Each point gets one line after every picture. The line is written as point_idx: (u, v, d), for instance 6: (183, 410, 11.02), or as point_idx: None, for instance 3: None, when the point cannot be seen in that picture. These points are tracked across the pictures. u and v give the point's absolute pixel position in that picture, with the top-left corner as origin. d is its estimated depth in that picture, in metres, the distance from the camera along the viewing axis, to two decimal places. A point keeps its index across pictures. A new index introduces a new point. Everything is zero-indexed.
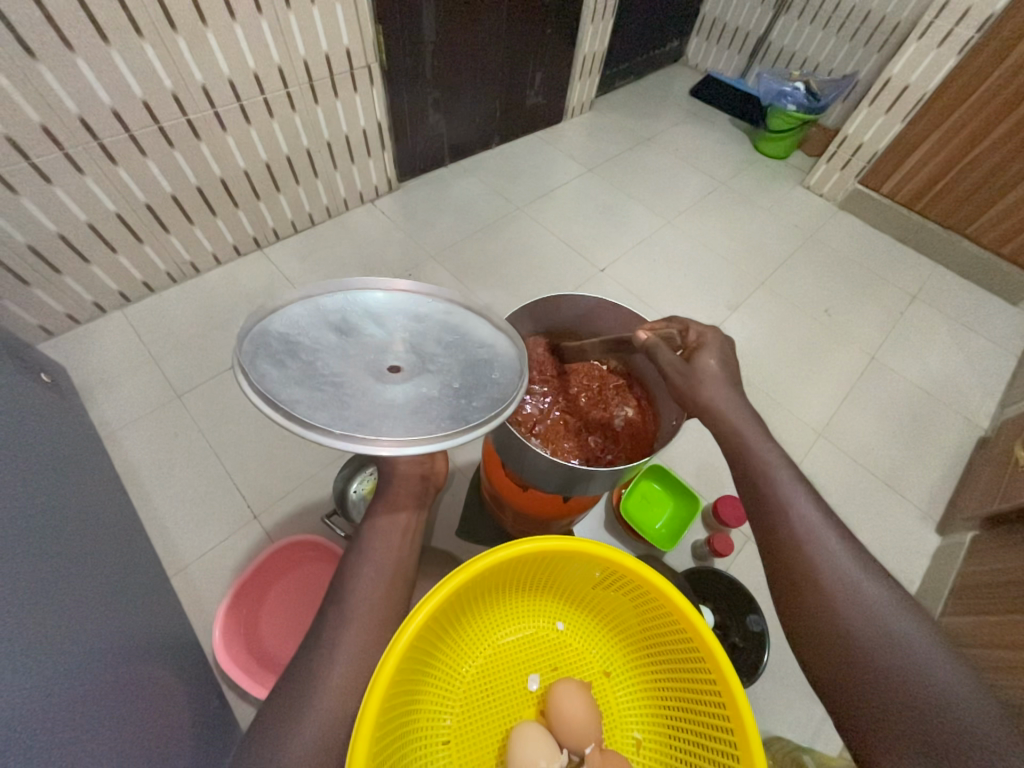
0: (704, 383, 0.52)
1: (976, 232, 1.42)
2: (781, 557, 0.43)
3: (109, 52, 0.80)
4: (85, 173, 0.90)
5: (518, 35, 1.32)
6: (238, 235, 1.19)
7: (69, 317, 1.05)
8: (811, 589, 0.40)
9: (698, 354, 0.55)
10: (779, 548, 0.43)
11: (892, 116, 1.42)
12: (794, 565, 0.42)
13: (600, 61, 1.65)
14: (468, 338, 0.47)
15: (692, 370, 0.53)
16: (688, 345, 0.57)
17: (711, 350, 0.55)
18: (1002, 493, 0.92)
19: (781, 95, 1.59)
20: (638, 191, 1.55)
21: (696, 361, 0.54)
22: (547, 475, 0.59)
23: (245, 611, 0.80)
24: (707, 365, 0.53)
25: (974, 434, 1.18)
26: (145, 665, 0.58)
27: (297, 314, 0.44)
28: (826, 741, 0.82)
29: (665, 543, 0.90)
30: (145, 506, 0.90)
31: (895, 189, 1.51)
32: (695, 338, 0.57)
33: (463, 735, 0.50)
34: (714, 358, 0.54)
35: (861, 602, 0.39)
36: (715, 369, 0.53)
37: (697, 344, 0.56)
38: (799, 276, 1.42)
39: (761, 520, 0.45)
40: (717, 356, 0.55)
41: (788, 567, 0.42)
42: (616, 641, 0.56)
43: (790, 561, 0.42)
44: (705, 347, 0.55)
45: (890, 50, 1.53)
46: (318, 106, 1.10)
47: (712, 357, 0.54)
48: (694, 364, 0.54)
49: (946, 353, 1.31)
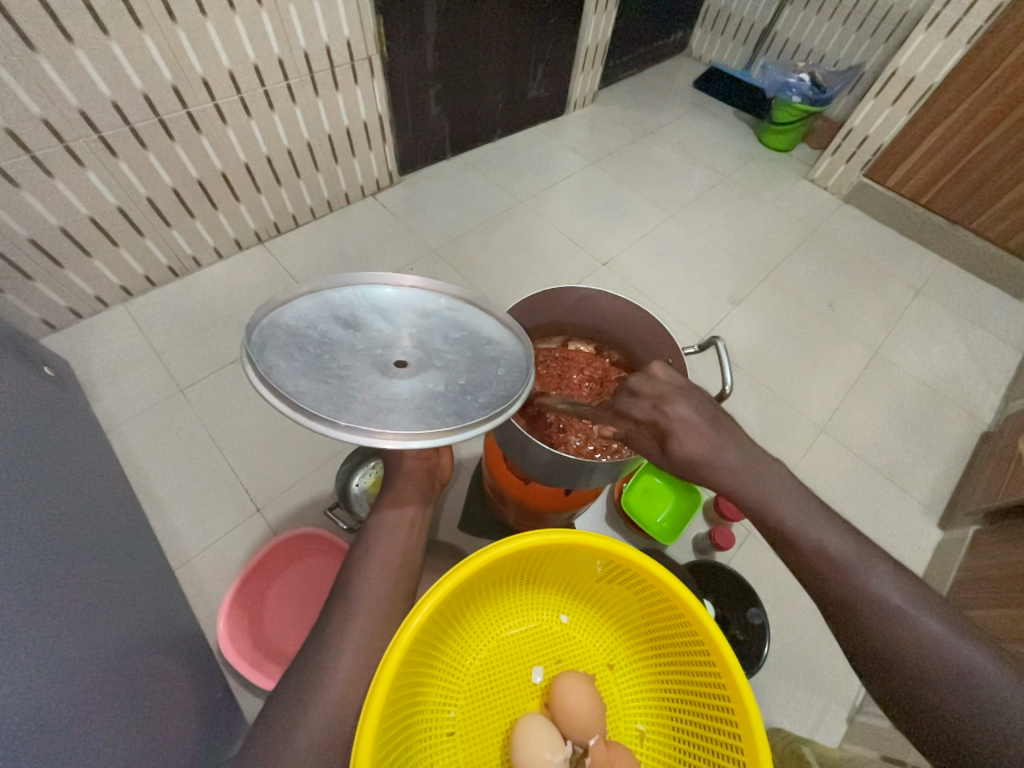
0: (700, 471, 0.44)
1: (981, 225, 1.41)
2: (878, 663, 0.38)
3: (109, 44, 0.79)
4: (85, 166, 0.89)
5: (520, 25, 1.30)
6: (239, 229, 1.19)
7: (72, 311, 1.05)
8: (925, 693, 0.36)
9: (669, 439, 0.45)
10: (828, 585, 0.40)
11: (898, 108, 1.40)
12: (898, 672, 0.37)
13: (603, 52, 1.63)
14: (475, 335, 0.46)
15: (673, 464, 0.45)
16: (652, 427, 0.46)
17: (679, 431, 0.44)
18: (1005, 488, 0.93)
19: (785, 87, 1.58)
20: (641, 184, 1.54)
21: (673, 455, 0.45)
22: (547, 469, 0.59)
23: (249, 603, 0.81)
24: (686, 455, 0.44)
25: (978, 429, 1.18)
26: (150, 658, 0.58)
27: (306, 308, 0.44)
28: (827, 733, 0.82)
29: (666, 537, 0.90)
30: (149, 500, 0.91)
31: (900, 182, 1.49)
32: (651, 422, 0.46)
33: (468, 727, 0.50)
34: (690, 441, 0.44)
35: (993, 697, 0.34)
36: (699, 453, 0.43)
37: (661, 426, 0.45)
38: (803, 270, 1.41)
39: (843, 625, 0.40)
40: (693, 434, 0.44)
41: (894, 673, 0.37)
42: (619, 633, 0.57)
43: (892, 669, 0.37)
44: (669, 434, 0.44)
45: (896, 41, 1.51)
46: (318, 98, 1.09)
47: (686, 442, 0.44)
48: (669, 455, 0.45)
49: (950, 348, 1.31)
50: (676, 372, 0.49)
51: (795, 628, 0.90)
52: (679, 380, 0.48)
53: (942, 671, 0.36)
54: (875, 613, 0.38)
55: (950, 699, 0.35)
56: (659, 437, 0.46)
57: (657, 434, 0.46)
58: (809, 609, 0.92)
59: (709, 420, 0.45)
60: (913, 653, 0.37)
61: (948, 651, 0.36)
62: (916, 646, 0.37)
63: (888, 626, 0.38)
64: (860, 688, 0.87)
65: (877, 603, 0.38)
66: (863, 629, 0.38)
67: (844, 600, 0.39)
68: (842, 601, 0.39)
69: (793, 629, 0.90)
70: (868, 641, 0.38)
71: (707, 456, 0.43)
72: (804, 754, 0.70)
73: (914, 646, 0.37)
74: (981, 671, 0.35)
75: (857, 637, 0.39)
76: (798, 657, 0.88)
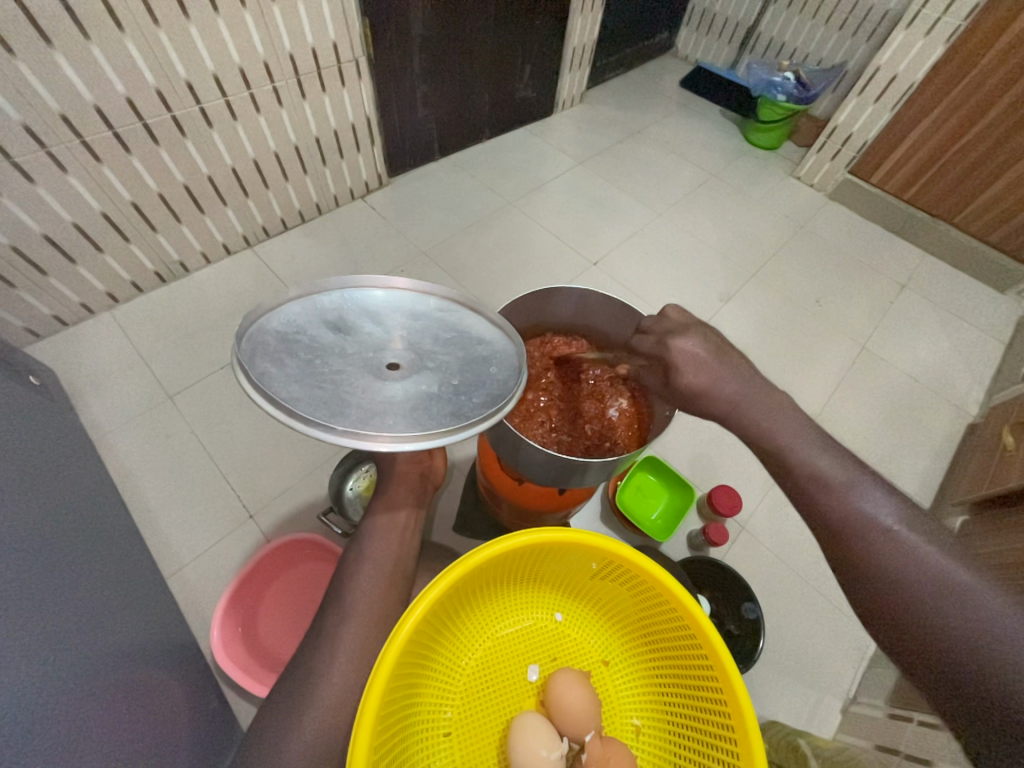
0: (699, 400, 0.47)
1: (963, 220, 1.43)
2: (863, 581, 0.39)
3: (89, 47, 0.78)
4: (68, 172, 0.88)
5: (506, 26, 1.30)
6: (227, 233, 1.18)
7: (56, 318, 1.04)
8: (906, 608, 0.37)
9: (670, 370, 0.49)
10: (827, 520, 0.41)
11: (880, 106, 1.43)
12: (881, 588, 0.38)
13: (590, 52, 1.63)
14: (467, 334, 0.46)
15: (676, 393, 0.49)
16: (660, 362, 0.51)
17: (680, 362, 0.48)
18: (991, 478, 0.94)
19: (770, 85, 1.60)
20: (629, 183, 1.55)
21: (674, 385, 0.48)
22: (540, 469, 0.59)
23: (243, 612, 0.80)
24: (685, 384, 0.47)
25: (964, 421, 1.20)
26: (142, 669, 0.57)
27: (294, 313, 0.43)
28: (821, 724, 0.83)
29: (661, 534, 0.90)
30: (139, 509, 0.90)
31: (885, 179, 1.51)
32: (658, 357, 0.51)
33: (465, 726, 0.50)
34: (690, 370, 0.47)
35: (978, 614, 0.35)
36: (698, 383, 0.47)
37: (665, 359, 0.49)
38: (790, 267, 1.42)
39: (831, 545, 0.41)
40: (693, 365, 0.47)
41: (877, 590, 0.38)
42: (613, 630, 0.57)
43: (876, 585, 0.38)
44: (672, 365, 0.48)
45: (878, 40, 1.53)
46: (305, 101, 1.09)
47: (686, 371, 0.47)
48: (674, 385, 0.49)
49: (935, 340, 1.33)
50: (689, 315, 0.52)
51: (789, 621, 0.91)
52: (691, 319, 0.52)
53: (927, 588, 0.37)
54: (863, 533, 0.39)
55: (936, 611, 0.36)
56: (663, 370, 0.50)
57: (663, 367, 0.50)
58: (803, 602, 0.93)
59: (712, 353, 0.48)
60: (897, 570, 0.38)
61: (937, 569, 0.37)
62: (904, 565, 0.38)
63: (875, 547, 0.39)
64: (854, 679, 0.88)
65: (871, 524, 0.39)
66: (855, 548, 0.40)
67: (834, 522, 0.41)
68: (833, 524, 0.41)
69: (787, 622, 0.91)
70: (857, 559, 0.39)
71: (706, 385, 0.46)
72: (800, 746, 0.71)
73: (902, 565, 0.38)
74: (970, 591, 0.35)
75: (847, 557, 0.40)
76: (792, 650, 0.89)
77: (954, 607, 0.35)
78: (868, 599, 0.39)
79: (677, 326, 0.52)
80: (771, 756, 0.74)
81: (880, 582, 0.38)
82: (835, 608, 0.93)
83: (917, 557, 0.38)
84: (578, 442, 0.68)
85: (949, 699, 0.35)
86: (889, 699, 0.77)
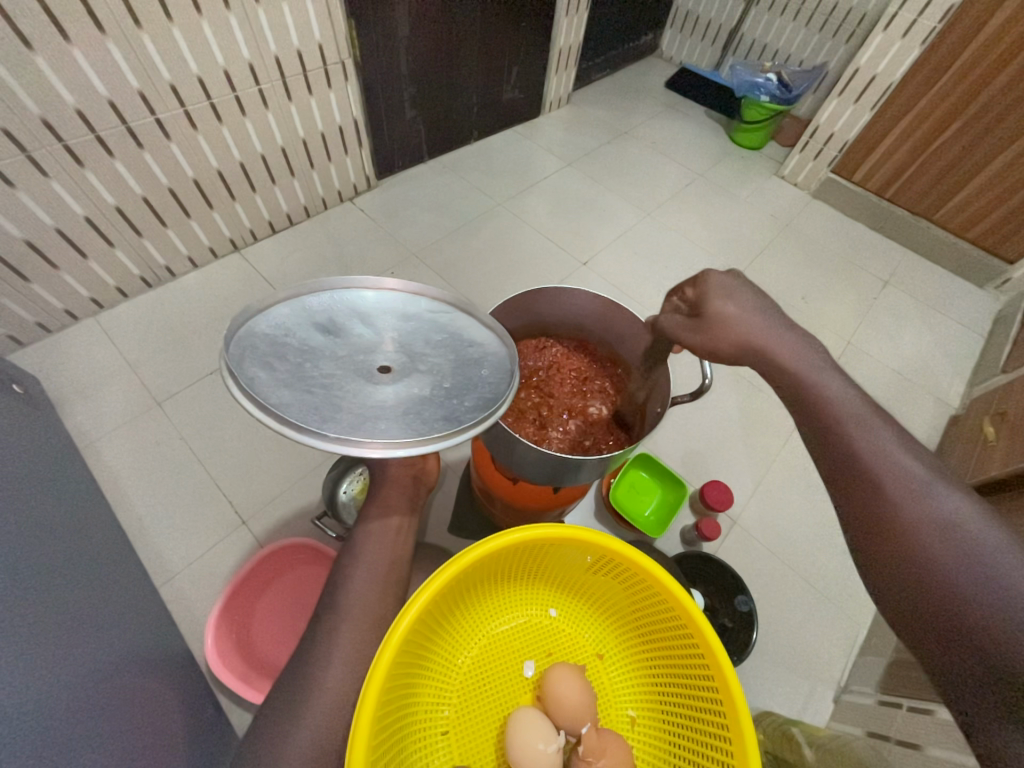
0: (730, 325, 0.49)
1: (942, 217, 1.47)
2: (867, 517, 0.38)
3: (70, 49, 0.77)
4: (50, 176, 0.87)
5: (492, 28, 1.31)
6: (214, 237, 1.17)
7: (40, 325, 1.02)
8: (905, 547, 0.36)
9: (701, 304, 0.51)
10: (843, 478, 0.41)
11: (861, 105, 1.45)
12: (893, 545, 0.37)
13: (576, 54, 1.65)
14: (458, 337, 0.47)
15: (707, 324, 0.51)
16: (692, 300, 0.54)
17: (717, 293, 0.51)
18: (975, 467, 0.97)
19: (753, 86, 1.62)
20: (617, 184, 1.57)
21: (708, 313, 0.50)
22: (533, 467, 0.60)
23: (237, 619, 0.79)
24: (721, 310, 0.49)
25: (946, 412, 1.23)
26: (135, 678, 0.57)
27: (283, 315, 0.44)
28: (814, 713, 0.85)
29: (654, 530, 0.91)
30: (128, 517, 0.89)
31: (866, 177, 1.55)
32: (692, 294, 0.54)
33: (462, 723, 0.51)
34: (725, 299, 0.50)
35: (980, 559, 0.33)
36: (731, 311, 0.49)
37: (699, 294, 0.52)
38: (776, 265, 1.45)
39: (841, 485, 0.41)
40: (728, 297, 0.50)
41: (878, 526, 0.38)
42: (608, 623, 0.57)
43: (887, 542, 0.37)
44: (707, 296, 0.51)
45: (857, 41, 1.56)
46: (291, 103, 1.09)
47: (722, 300, 0.50)
48: (707, 314, 0.50)
49: (917, 334, 1.36)
50: None
51: (782, 613, 0.93)
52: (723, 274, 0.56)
53: (929, 529, 0.36)
54: (883, 488, 0.38)
55: (948, 575, 0.34)
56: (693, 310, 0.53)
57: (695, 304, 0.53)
58: (795, 594, 0.95)
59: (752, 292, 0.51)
60: (902, 509, 0.37)
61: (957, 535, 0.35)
62: (921, 525, 0.36)
63: (883, 486, 0.38)
64: (844, 668, 0.89)
65: (893, 476, 0.39)
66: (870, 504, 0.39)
67: (846, 463, 0.41)
68: (846, 463, 0.41)
69: (780, 613, 0.92)
70: (863, 497, 0.39)
71: (739, 313, 0.49)
72: (794, 734, 0.72)
73: (907, 506, 0.37)
74: (978, 541, 0.34)
75: (853, 493, 0.40)
76: (785, 641, 0.90)
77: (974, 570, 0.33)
78: (866, 538, 0.38)
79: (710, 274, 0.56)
80: (766, 745, 0.75)
81: (884, 520, 0.37)
82: (825, 598, 0.95)
83: (925, 500, 0.37)
84: (568, 437, 0.69)
85: (931, 641, 0.34)
86: (879, 685, 0.78)
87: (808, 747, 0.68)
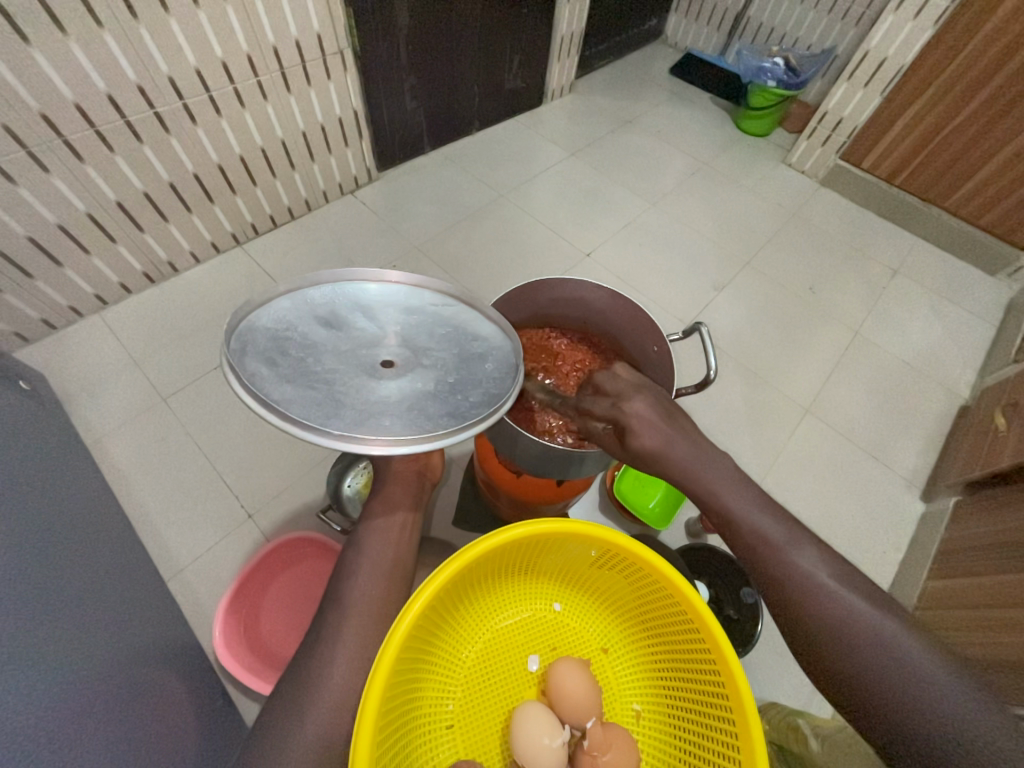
0: (654, 465, 0.44)
1: (954, 204, 1.44)
2: (838, 673, 0.38)
3: (67, 43, 0.77)
4: (51, 172, 0.87)
5: (493, 16, 1.29)
6: (216, 231, 1.16)
7: (45, 321, 1.03)
8: (883, 703, 0.36)
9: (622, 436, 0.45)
10: (777, 589, 0.40)
11: (870, 90, 1.42)
12: (836, 652, 0.38)
13: (579, 41, 1.62)
14: (464, 332, 0.46)
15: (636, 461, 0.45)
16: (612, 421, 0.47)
17: (635, 424, 0.45)
18: (984, 458, 0.96)
19: (760, 72, 1.59)
20: (621, 174, 1.54)
21: (630, 450, 0.45)
22: (539, 461, 0.59)
23: (244, 613, 0.80)
24: (642, 448, 0.44)
25: (955, 403, 1.21)
26: (144, 669, 0.58)
27: (284, 308, 0.43)
28: (819, 704, 0.85)
29: (659, 523, 0.91)
30: (136, 511, 0.89)
31: (875, 164, 1.52)
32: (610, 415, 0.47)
33: (467, 717, 0.51)
34: (645, 434, 0.44)
35: (902, 653, 0.36)
36: (654, 447, 0.44)
37: (622, 422, 0.45)
38: (783, 254, 1.43)
39: (773, 593, 0.41)
40: (649, 430, 0.44)
41: (859, 686, 0.37)
42: (612, 617, 0.57)
43: (829, 648, 0.38)
44: (626, 429, 0.45)
45: (867, 23, 1.52)
46: (291, 95, 1.07)
47: (644, 435, 0.44)
48: (629, 449, 0.45)
49: (928, 324, 1.34)
50: (635, 374, 0.50)
51: None
52: (640, 379, 0.49)
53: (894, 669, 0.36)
54: (811, 592, 0.39)
55: (884, 673, 0.36)
56: (615, 432, 0.47)
57: (617, 431, 0.46)
58: None
59: (664, 416, 0.46)
60: (871, 670, 0.36)
61: (882, 633, 0.37)
62: (851, 626, 0.38)
63: (849, 647, 0.37)
64: None
65: (818, 583, 0.39)
66: (805, 611, 0.39)
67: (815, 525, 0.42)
68: (803, 614, 0.39)
69: None
70: (829, 653, 0.38)
71: (660, 448, 0.44)
72: (800, 725, 0.72)
73: (877, 662, 0.36)
74: (940, 679, 0.35)
75: (819, 656, 0.38)
76: None
77: (899, 664, 0.36)
78: (809, 645, 0.39)
79: (625, 384, 0.49)
80: (773, 736, 0.75)
81: (821, 628, 0.38)
82: None
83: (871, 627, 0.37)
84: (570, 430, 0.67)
85: None
86: None
87: (814, 738, 0.68)
